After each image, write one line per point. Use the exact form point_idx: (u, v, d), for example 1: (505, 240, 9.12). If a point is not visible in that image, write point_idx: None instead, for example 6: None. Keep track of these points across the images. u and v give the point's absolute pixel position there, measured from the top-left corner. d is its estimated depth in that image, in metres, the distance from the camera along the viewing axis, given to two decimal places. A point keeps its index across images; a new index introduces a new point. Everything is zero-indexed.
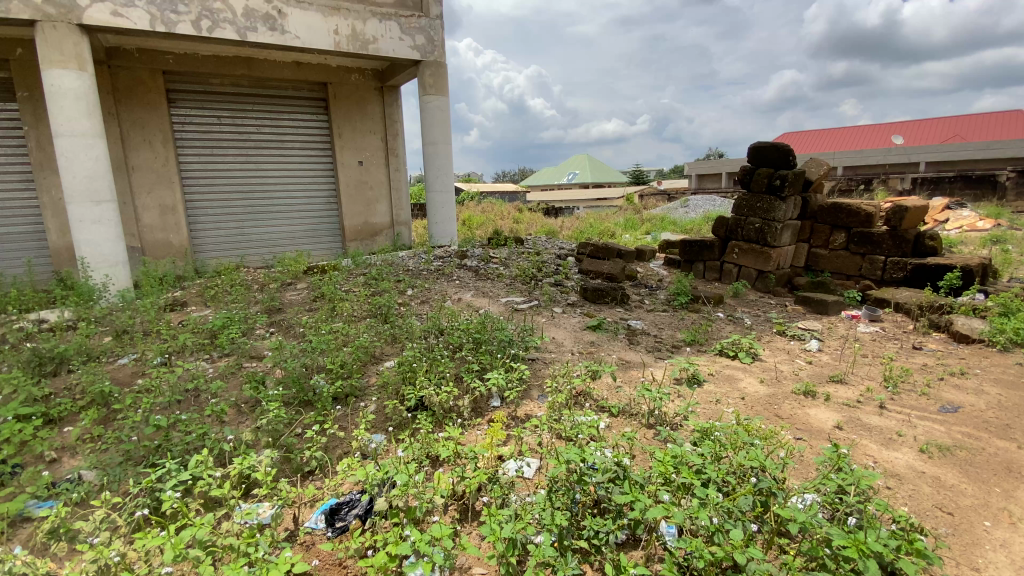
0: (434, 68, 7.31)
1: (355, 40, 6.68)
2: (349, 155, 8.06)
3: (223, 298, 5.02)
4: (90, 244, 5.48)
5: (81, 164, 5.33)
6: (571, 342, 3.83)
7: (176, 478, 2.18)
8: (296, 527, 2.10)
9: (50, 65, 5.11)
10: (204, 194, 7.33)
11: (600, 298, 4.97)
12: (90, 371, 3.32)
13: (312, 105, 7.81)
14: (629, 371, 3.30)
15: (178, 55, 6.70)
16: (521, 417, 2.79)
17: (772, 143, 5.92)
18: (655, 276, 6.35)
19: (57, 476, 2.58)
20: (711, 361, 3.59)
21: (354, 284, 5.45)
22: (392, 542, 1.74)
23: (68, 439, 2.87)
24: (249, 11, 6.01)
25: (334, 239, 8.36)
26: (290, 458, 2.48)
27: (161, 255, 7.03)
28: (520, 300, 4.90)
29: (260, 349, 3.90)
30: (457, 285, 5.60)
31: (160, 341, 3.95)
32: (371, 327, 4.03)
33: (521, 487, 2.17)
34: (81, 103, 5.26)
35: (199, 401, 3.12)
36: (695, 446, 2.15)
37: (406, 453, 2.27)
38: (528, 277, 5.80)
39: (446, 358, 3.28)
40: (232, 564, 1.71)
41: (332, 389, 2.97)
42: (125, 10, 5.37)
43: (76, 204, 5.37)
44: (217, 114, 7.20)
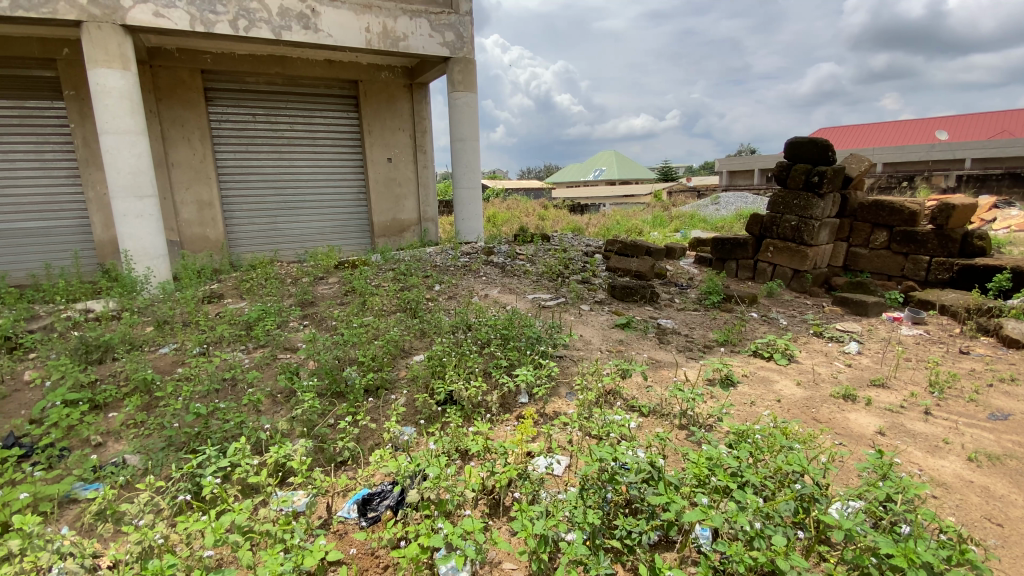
0: (464, 64, 7.31)
1: (385, 38, 6.75)
2: (378, 152, 8.16)
3: (258, 292, 5.16)
4: (133, 238, 5.70)
5: (124, 160, 5.54)
6: (599, 340, 3.79)
7: (215, 464, 2.26)
8: (329, 516, 2.14)
9: (96, 65, 5.31)
10: (239, 190, 7.53)
11: (629, 296, 4.91)
12: (134, 359, 3.46)
13: (343, 102, 7.93)
14: (659, 371, 3.25)
15: (216, 54, 6.90)
16: (550, 414, 2.78)
17: (810, 138, 5.74)
18: (685, 275, 6.23)
19: (103, 460, 2.69)
20: (745, 362, 3.50)
21: (383, 279, 5.52)
22: (424, 534, 1.76)
23: (113, 424, 2.98)
24: (283, 10, 6.13)
25: (363, 235, 8.49)
26: (323, 448, 2.54)
27: (199, 249, 7.26)
28: (548, 298, 4.87)
29: (294, 341, 3.99)
30: (484, 281, 5.62)
31: (199, 331, 4.09)
32: (401, 321, 4.08)
33: (551, 484, 2.16)
34: (125, 101, 5.47)
35: (236, 390, 3.21)
36: (731, 449, 2.10)
37: (437, 446, 2.29)
38: (555, 273, 5.77)
39: (475, 353, 3.28)
40: (269, 551, 1.76)
41: (363, 381, 3.01)
42: (166, 10, 5.54)
43: (120, 199, 5.59)
44: (252, 112, 7.39)
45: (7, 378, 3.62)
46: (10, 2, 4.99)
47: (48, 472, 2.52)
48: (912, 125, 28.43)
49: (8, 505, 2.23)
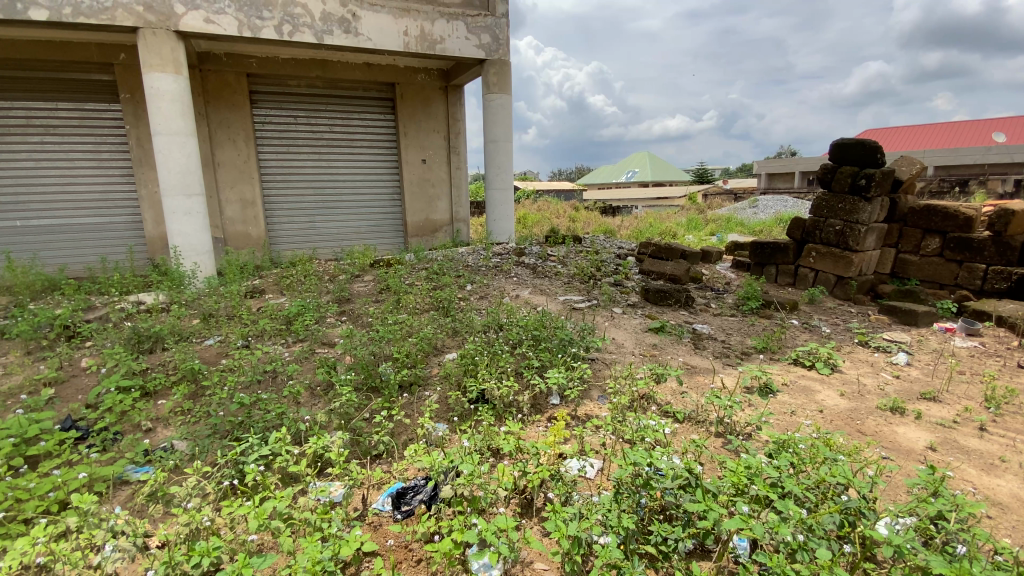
0: (499, 66, 7.35)
1: (423, 41, 6.85)
2: (413, 153, 8.29)
3: (297, 288, 5.32)
4: (181, 234, 5.97)
5: (175, 160, 5.81)
6: (632, 343, 3.75)
7: (257, 452, 2.36)
8: (364, 507, 2.19)
9: (151, 69, 5.59)
10: (280, 189, 7.78)
11: (663, 300, 4.83)
12: (182, 350, 3.62)
13: (380, 104, 8.10)
14: (695, 377, 3.19)
15: (261, 58, 7.13)
16: (582, 417, 2.75)
17: (857, 139, 5.52)
18: (722, 279, 6.09)
19: (153, 444, 2.84)
20: (785, 370, 3.40)
21: (416, 278, 5.60)
22: (458, 529, 1.79)
23: (162, 411, 3.13)
24: (326, 15, 6.30)
25: (396, 234, 8.65)
26: (359, 441, 2.61)
27: (241, 246, 7.54)
28: (579, 299, 4.84)
29: (331, 336, 4.11)
30: (516, 282, 5.63)
31: (242, 324, 4.26)
32: (434, 320, 4.14)
33: (583, 487, 2.15)
34: (176, 104, 5.73)
35: (277, 382, 3.32)
36: (771, 458, 2.04)
37: (469, 443, 2.31)
38: (587, 276, 5.72)
39: (506, 353, 3.29)
40: (309, 539, 1.83)
41: (397, 377, 3.07)
42: (216, 16, 5.78)
43: (170, 197, 5.86)
44: (294, 114, 7.63)
45: (67, 364, 3.85)
46: (73, 10, 5.27)
47: (102, 454, 2.66)
48: (967, 125, 27.01)
49: (69, 484, 2.37)
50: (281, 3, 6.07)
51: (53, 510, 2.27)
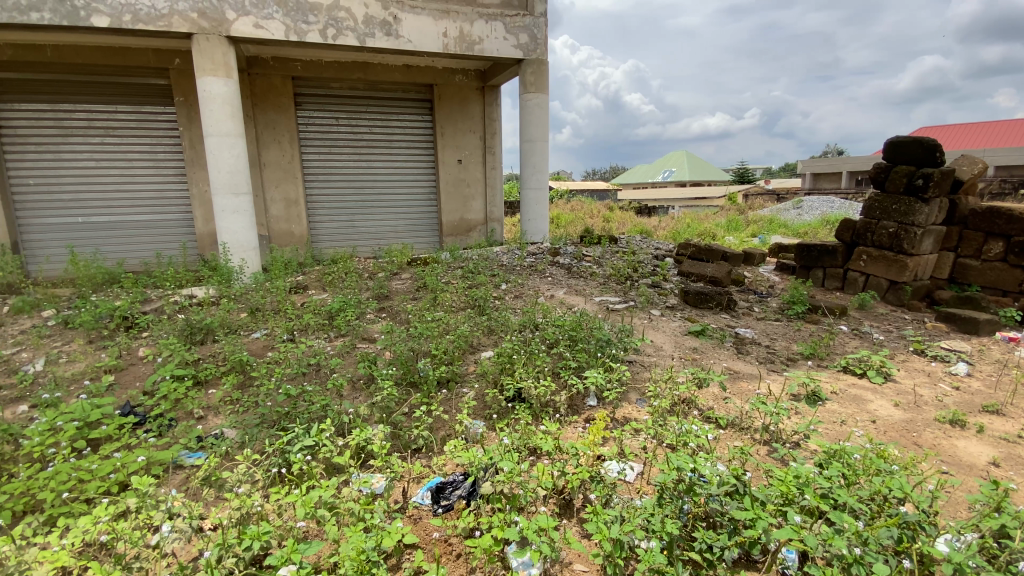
0: (537, 66, 7.35)
1: (462, 42, 6.92)
2: (450, 153, 8.39)
3: (339, 284, 5.47)
4: (230, 232, 6.22)
5: (225, 160, 6.06)
6: (671, 346, 3.68)
7: (303, 443, 2.45)
8: (405, 500, 2.24)
9: (204, 73, 5.85)
10: (321, 189, 8.01)
11: (703, 303, 4.73)
12: (231, 342, 3.78)
13: (418, 105, 8.23)
14: (739, 383, 3.10)
15: (306, 62, 7.36)
16: (620, 419, 2.73)
17: (914, 138, 5.26)
18: (765, 282, 5.90)
19: (205, 431, 2.98)
20: (834, 378, 3.27)
21: (452, 276, 5.66)
22: (498, 526, 1.81)
23: (212, 400, 3.28)
24: (368, 18, 6.44)
25: (433, 233, 8.77)
26: (400, 435, 2.67)
27: (285, 244, 7.79)
28: (615, 300, 4.78)
29: (371, 332, 4.22)
30: (550, 282, 5.61)
31: (286, 319, 4.41)
32: (470, 318, 4.18)
33: (623, 490, 2.12)
34: (227, 106, 5.98)
35: (320, 374, 3.43)
36: (821, 468, 1.97)
37: (507, 441, 2.32)
38: (623, 276, 5.66)
39: (543, 352, 3.28)
40: (353, 528, 1.89)
41: (435, 374, 3.12)
42: (265, 22, 6.00)
43: (220, 196, 6.12)
44: (336, 116, 7.84)
45: (126, 353, 4.07)
46: (132, 17, 5.54)
47: (159, 439, 2.81)
48: None
49: (129, 466, 2.52)
50: (326, 8, 6.24)
51: (114, 490, 2.42)
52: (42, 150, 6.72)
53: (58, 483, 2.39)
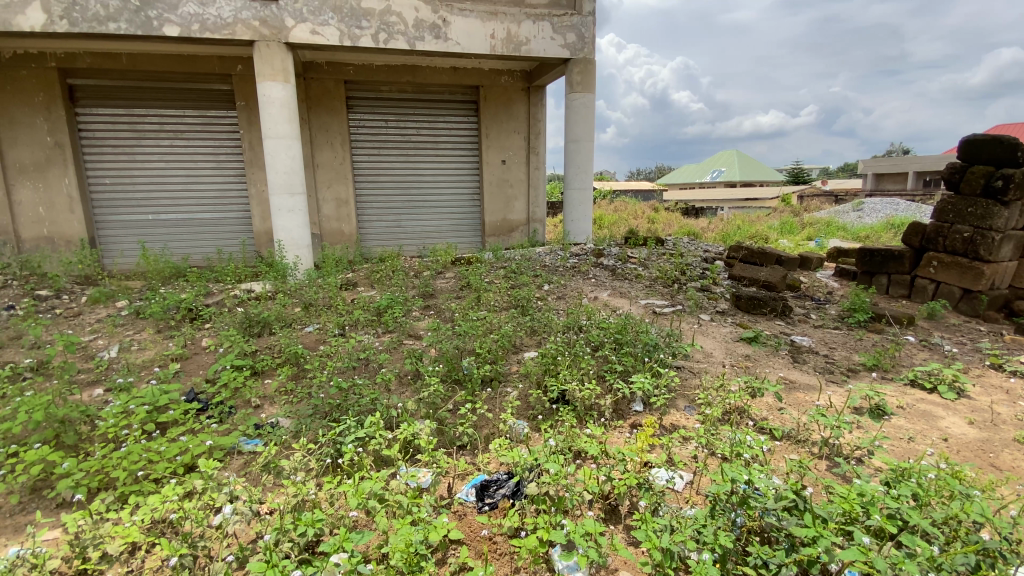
0: (583, 65, 7.29)
1: (509, 43, 6.95)
2: (494, 154, 8.45)
3: (386, 282, 5.63)
4: (285, 230, 6.51)
5: (281, 161, 6.34)
6: (722, 353, 3.57)
7: (355, 435, 2.54)
8: (450, 496, 2.28)
9: (264, 78, 6.14)
10: (370, 189, 8.24)
11: (756, 308, 4.55)
12: (286, 336, 3.96)
13: (464, 107, 8.34)
14: (795, 393, 2.98)
15: (357, 66, 7.60)
16: (668, 426, 2.67)
17: (993, 135, 4.87)
18: (822, 287, 5.63)
19: (261, 419, 3.13)
20: (899, 392, 3.07)
21: (495, 276, 5.70)
22: (544, 528, 1.81)
23: (268, 390, 3.43)
24: (418, 22, 6.58)
25: (476, 233, 8.86)
26: (444, 431, 2.72)
27: (335, 242, 8.07)
28: (662, 304, 4.68)
29: (416, 329, 4.32)
30: (594, 284, 5.55)
31: (337, 314, 4.58)
32: (513, 318, 4.19)
33: (671, 499, 2.07)
34: (284, 110, 6.25)
35: (369, 368, 3.55)
36: (888, 487, 1.87)
37: (552, 443, 2.32)
38: (670, 279, 5.54)
39: (588, 355, 3.24)
40: (401, 522, 1.94)
41: (479, 372, 3.15)
42: (321, 28, 6.22)
43: (277, 196, 6.41)
44: (385, 118, 8.06)
45: (190, 342, 4.33)
46: (200, 26, 5.86)
47: (220, 425, 2.98)
48: None
49: (194, 449, 2.68)
50: (379, 13, 6.41)
51: (180, 471, 2.58)
52: (117, 151, 7.23)
53: (130, 463, 2.57)
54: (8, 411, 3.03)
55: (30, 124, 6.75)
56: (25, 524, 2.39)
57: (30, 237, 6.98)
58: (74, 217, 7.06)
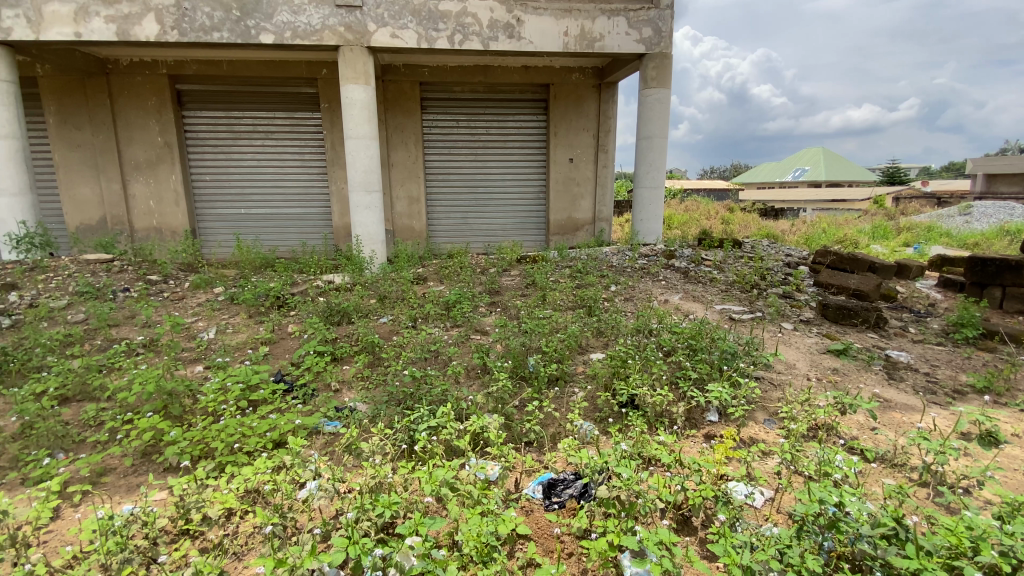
0: (659, 60, 7.09)
1: (583, 40, 6.88)
2: (562, 152, 8.41)
3: (455, 278, 5.80)
4: (362, 226, 6.85)
5: (360, 160, 6.68)
6: (806, 365, 3.36)
7: (428, 424, 2.65)
8: (519, 491, 2.32)
9: (346, 81, 6.49)
10: (440, 187, 8.48)
11: (845, 318, 4.25)
12: (363, 325, 4.19)
13: (534, 105, 8.38)
14: (890, 413, 2.77)
15: (432, 68, 7.85)
16: (746, 440, 2.55)
17: None
18: (922, 298, 5.15)
19: (340, 402, 3.32)
20: (1015, 418, 2.75)
21: (561, 275, 5.68)
22: (615, 532, 1.81)
23: (346, 375, 3.65)
24: (493, 22, 6.67)
25: (541, 231, 8.89)
26: (512, 427, 2.77)
27: (406, 238, 8.39)
28: (739, 310, 4.47)
29: (483, 324, 4.42)
30: (664, 286, 5.40)
31: (409, 307, 4.78)
32: (580, 318, 4.17)
33: (749, 515, 1.99)
34: (364, 111, 6.57)
35: (439, 360, 3.69)
36: (1002, 522, 1.70)
37: (623, 447, 2.29)
38: (748, 284, 5.27)
39: (660, 359, 3.16)
40: (473, 512, 2.01)
41: (545, 370, 3.17)
42: (400, 31, 6.47)
43: (355, 193, 6.76)
44: (456, 118, 8.26)
45: (278, 328, 4.67)
46: (292, 33, 6.28)
47: (305, 406, 3.20)
48: None
49: (283, 427, 2.91)
50: (455, 15, 6.57)
51: (271, 446, 2.81)
52: (216, 151, 7.92)
53: (228, 435, 2.82)
54: (126, 382, 3.41)
55: (144, 125, 7.54)
56: (138, 484, 2.68)
57: (143, 228, 7.81)
58: (178, 210, 7.82)
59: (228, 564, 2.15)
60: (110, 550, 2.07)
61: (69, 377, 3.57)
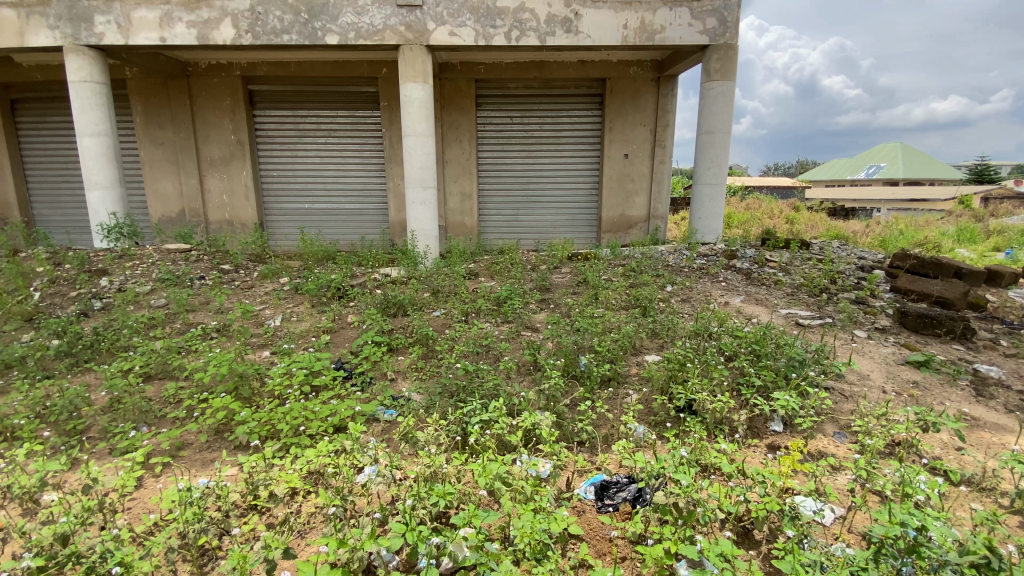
0: (723, 51, 6.80)
1: (643, 33, 6.70)
2: (617, 148, 8.26)
3: (506, 274, 5.84)
4: (417, 221, 7.02)
5: (417, 157, 6.84)
6: (882, 377, 3.14)
7: (482, 419, 2.69)
8: (571, 490, 2.31)
9: (406, 80, 6.66)
10: (492, 183, 8.55)
11: (926, 328, 3.93)
12: (418, 318, 4.31)
13: (589, 100, 8.26)
14: (978, 433, 2.55)
15: (488, 65, 7.91)
16: (814, 453, 2.43)
17: None
18: (1017, 308, 4.69)
19: (396, 391, 3.44)
20: None
21: (614, 274, 5.58)
22: (673, 540, 1.77)
23: (401, 365, 3.75)
24: (550, 17, 6.62)
25: (593, 228, 8.78)
26: (563, 425, 2.76)
27: (458, 234, 8.52)
28: (807, 315, 4.23)
29: (534, 321, 4.43)
30: (724, 288, 5.19)
31: (461, 301, 4.85)
32: (633, 318, 4.09)
33: (818, 533, 1.90)
34: (422, 109, 6.72)
35: (491, 354, 3.74)
36: None
37: (682, 453, 2.23)
38: (815, 288, 4.99)
39: (720, 364, 3.04)
40: (525, 509, 2.02)
41: (598, 370, 3.14)
42: (458, 29, 6.55)
43: (412, 189, 6.94)
44: (510, 115, 8.28)
45: (338, 317, 4.88)
46: (355, 34, 6.50)
47: (363, 393, 3.33)
48: None
49: (343, 412, 3.04)
50: (512, 11, 6.58)
51: (332, 430, 2.94)
52: (283, 148, 8.34)
53: (293, 418, 2.98)
54: (201, 363, 3.67)
55: (219, 124, 8.03)
56: (212, 459, 2.88)
57: (217, 220, 8.35)
58: (248, 204, 8.30)
59: (293, 540, 2.27)
60: (188, 519, 2.24)
61: (152, 357, 3.88)
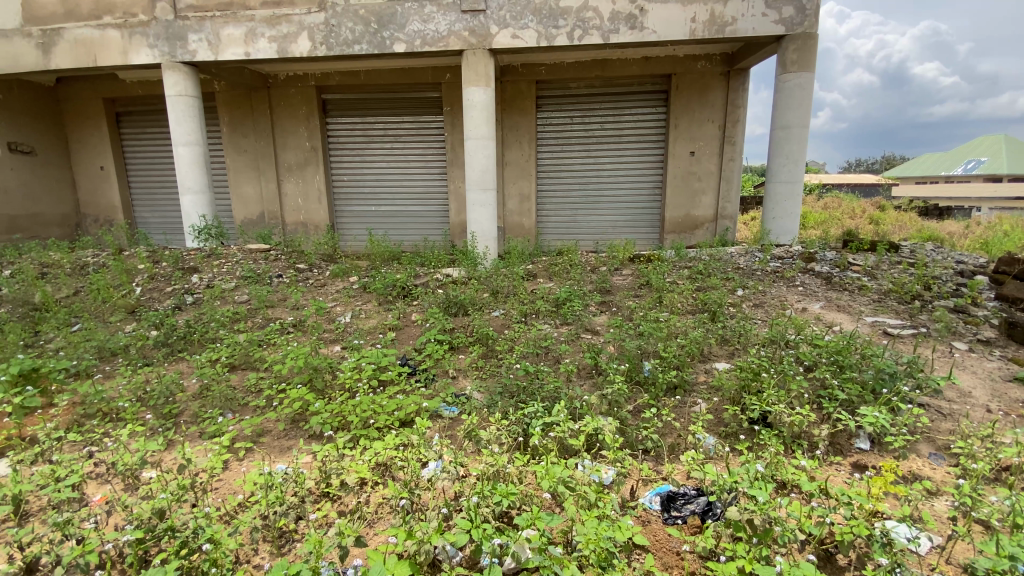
0: (801, 41, 6.40)
1: (712, 25, 6.43)
2: (682, 146, 8.00)
3: (565, 276, 5.81)
4: (477, 222, 7.14)
5: (478, 160, 6.96)
6: (986, 395, 2.83)
7: (544, 421, 2.69)
8: (635, 498, 2.27)
9: (468, 84, 6.79)
10: (551, 184, 8.53)
11: None
12: (478, 318, 4.38)
13: (653, 98, 8.05)
14: None
15: (550, 65, 7.90)
16: (906, 475, 2.24)
17: None
18: None
19: (458, 389, 3.51)
20: None
21: (678, 276, 5.40)
22: (746, 558, 1.70)
23: (463, 364, 3.83)
24: (614, 14, 6.51)
25: (655, 229, 8.55)
26: (626, 432, 2.70)
27: (517, 235, 8.58)
28: (896, 324, 3.89)
29: (594, 324, 4.37)
30: (801, 293, 4.89)
31: (521, 302, 4.88)
32: (700, 323, 3.92)
33: (912, 562, 1.75)
34: (484, 112, 6.83)
35: (551, 356, 3.73)
36: None
37: (757, 467, 2.12)
38: (905, 294, 4.58)
39: (798, 375, 2.86)
40: (588, 513, 2.00)
41: (664, 377, 3.04)
42: (521, 31, 6.59)
43: (472, 191, 7.07)
44: (571, 115, 8.23)
45: (403, 315, 5.04)
46: (421, 41, 6.71)
47: (427, 390, 3.42)
48: None
49: (409, 408, 3.14)
50: (575, 10, 6.52)
51: (399, 425, 3.05)
52: (353, 153, 8.75)
53: (363, 411, 3.11)
54: (279, 357, 3.92)
55: (295, 132, 8.56)
56: (289, 447, 3.08)
57: (293, 222, 8.89)
58: (320, 206, 8.78)
59: (363, 529, 2.37)
60: (269, 502, 2.40)
61: (236, 349, 4.20)
